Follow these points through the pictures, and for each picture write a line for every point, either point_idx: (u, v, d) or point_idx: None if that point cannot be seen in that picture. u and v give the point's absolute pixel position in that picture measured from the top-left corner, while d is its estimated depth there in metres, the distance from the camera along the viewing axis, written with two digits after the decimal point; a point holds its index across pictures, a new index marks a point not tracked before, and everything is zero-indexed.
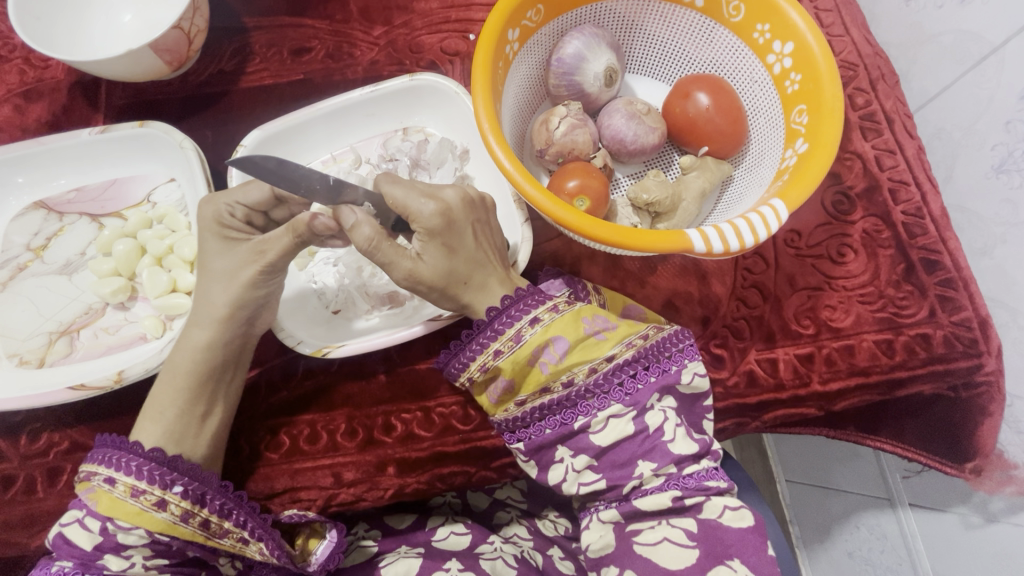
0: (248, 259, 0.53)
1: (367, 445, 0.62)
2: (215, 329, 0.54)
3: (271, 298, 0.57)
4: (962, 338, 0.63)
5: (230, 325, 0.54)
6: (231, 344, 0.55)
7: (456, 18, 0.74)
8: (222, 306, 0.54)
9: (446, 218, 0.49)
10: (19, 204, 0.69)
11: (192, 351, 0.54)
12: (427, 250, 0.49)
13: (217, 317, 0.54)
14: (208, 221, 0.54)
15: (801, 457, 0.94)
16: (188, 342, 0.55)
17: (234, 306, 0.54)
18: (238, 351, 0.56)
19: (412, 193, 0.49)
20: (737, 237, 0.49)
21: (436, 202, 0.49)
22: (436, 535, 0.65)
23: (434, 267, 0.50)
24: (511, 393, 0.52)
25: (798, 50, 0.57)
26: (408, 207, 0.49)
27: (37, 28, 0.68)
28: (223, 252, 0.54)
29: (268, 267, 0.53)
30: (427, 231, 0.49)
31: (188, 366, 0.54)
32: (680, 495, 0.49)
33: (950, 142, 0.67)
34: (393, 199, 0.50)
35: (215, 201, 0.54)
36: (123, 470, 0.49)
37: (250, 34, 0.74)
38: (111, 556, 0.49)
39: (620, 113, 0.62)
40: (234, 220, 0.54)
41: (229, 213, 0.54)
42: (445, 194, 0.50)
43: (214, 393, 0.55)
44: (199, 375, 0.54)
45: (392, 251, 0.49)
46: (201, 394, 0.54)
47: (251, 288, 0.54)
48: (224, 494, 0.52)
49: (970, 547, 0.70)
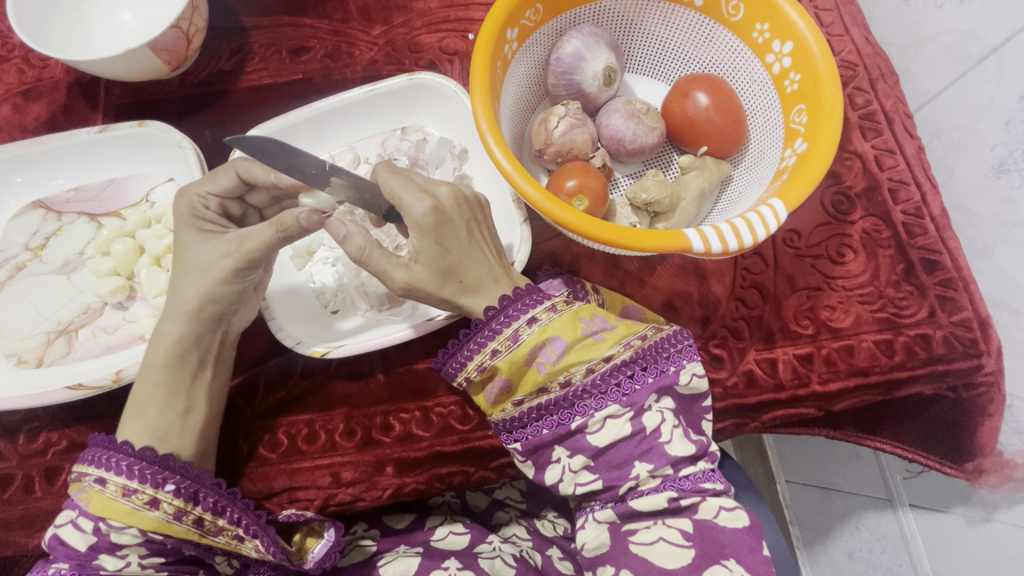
0: (223, 254, 0.52)
1: (365, 445, 0.61)
2: (184, 324, 0.53)
3: (245, 294, 0.56)
4: (963, 339, 0.62)
5: (200, 319, 0.54)
6: (204, 339, 0.55)
7: (455, 17, 0.74)
8: (191, 300, 0.53)
9: (440, 214, 0.49)
10: (18, 204, 0.69)
11: (165, 346, 0.54)
12: (420, 249, 0.49)
13: (186, 311, 0.53)
14: (184, 214, 0.55)
15: (801, 457, 0.93)
16: (161, 336, 0.54)
17: (204, 300, 0.53)
18: (213, 347, 0.56)
19: (406, 189, 0.49)
20: (736, 237, 0.49)
21: (428, 200, 0.49)
22: (434, 534, 0.65)
23: (427, 267, 0.49)
24: (508, 393, 0.52)
25: (798, 50, 0.57)
26: (402, 203, 0.49)
27: (35, 27, 0.67)
28: (198, 247, 0.54)
29: (246, 260, 0.52)
30: (419, 228, 0.49)
31: (161, 360, 0.54)
32: (676, 496, 0.49)
33: (949, 142, 0.67)
34: (389, 192, 0.49)
35: (188, 195, 0.55)
36: (114, 470, 0.49)
37: (249, 34, 0.74)
38: (106, 556, 0.49)
39: (618, 113, 0.62)
40: (208, 212, 0.55)
41: (204, 205, 0.55)
42: (439, 191, 0.50)
43: (192, 389, 0.55)
44: (173, 368, 0.54)
45: (385, 259, 0.50)
46: (176, 389, 0.54)
47: (225, 283, 0.53)
48: (218, 492, 0.52)
49: (971, 547, 0.70)
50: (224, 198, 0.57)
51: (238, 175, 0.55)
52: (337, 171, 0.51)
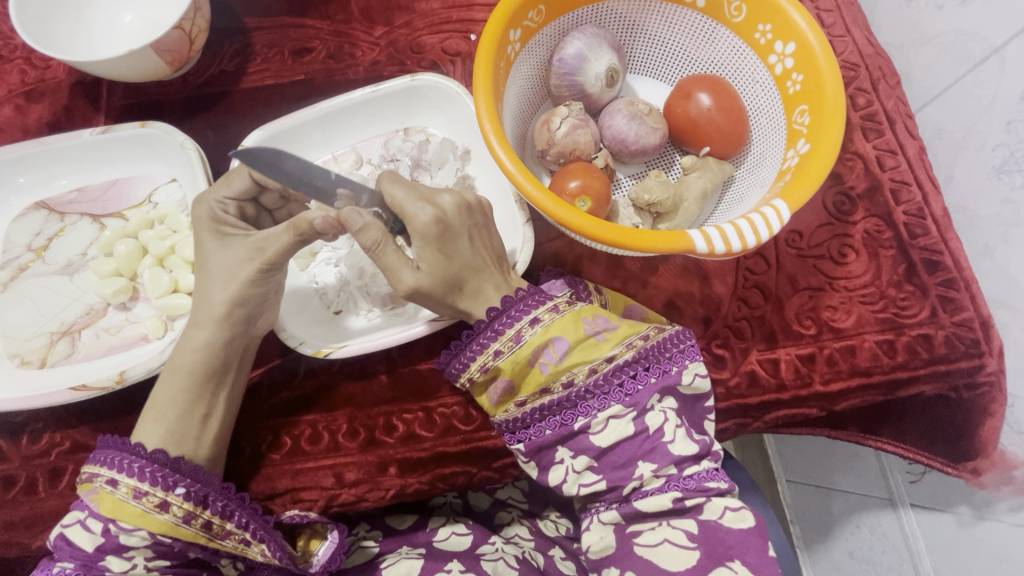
0: (245, 258, 0.53)
1: (369, 445, 0.62)
2: (211, 328, 0.54)
3: (269, 297, 0.56)
4: (964, 339, 0.63)
5: (229, 323, 0.54)
6: (229, 344, 0.55)
7: (457, 18, 0.74)
8: (219, 305, 0.54)
9: (442, 224, 0.49)
10: (21, 205, 0.69)
11: (193, 352, 0.54)
12: (422, 258, 0.50)
13: (215, 316, 0.54)
14: (202, 220, 0.55)
15: (802, 457, 0.94)
16: (188, 341, 0.55)
17: (232, 303, 0.54)
18: (237, 352, 0.56)
19: (409, 197, 0.49)
20: (739, 238, 0.49)
21: (431, 209, 0.49)
22: (437, 535, 0.65)
23: (429, 275, 0.50)
24: (511, 394, 0.52)
25: (800, 51, 0.57)
26: (405, 211, 0.49)
27: (38, 28, 0.67)
28: (218, 252, 0.54)
29: (268, 264, 0.53)
30: (421, 237, 0.49)
31: (188, 365, 0.54)
32: (681, 496, 0.49)
33: (951, 142, 0.67)
34: (393, 199, 0.50)
35: (206, 200, 0.55)
36: (125, 471, 0.49)
37: (251, 34, 0.74)
38: (112, 557, 0.49)
39: (621, 114, 0.62)
40: (227, 216, 0.55)
41: (221, 209, 0.55)
42: (441, 200, 0.50)
43: (215, 393, 0.55)
44: (200, 373, 0.54)
45: (395, 257, 0.50)
46: (198, 394, 0.54)
47: (249, 286, 0.53)
48: (227, 496, 0.52)
49: (972, 547, 0.70)
50: (240, 201, 0.57)
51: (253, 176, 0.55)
52: (343, 183, 0.50)
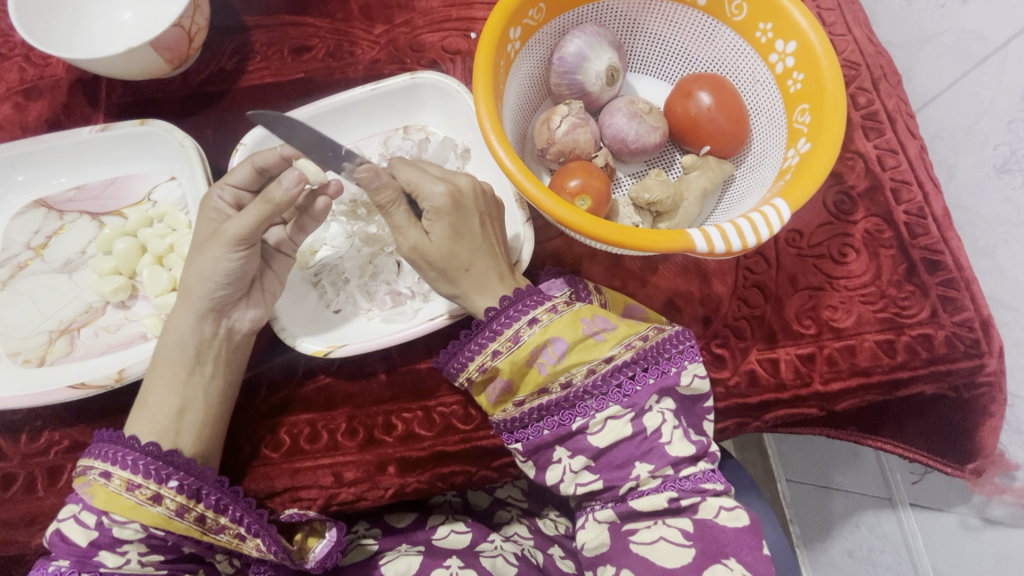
0: (212, 237, 0.54)
1: (367, 445, 0.61)
2: (183, 313, 0.55)
3: (239, 287, 0.56)
4: (964, 339, 0.63)
5: (192, 306, 0.55)
6: (201, 333, 0.55)
7: (457, 16, 0.74)
8: (189, 280, 0.54)
9: (455, 199, 0.50)
10: (19, 203, 0.69)
11: (173, 337, 0.55)
12: (433, 229, 0.50)
13: (185, 291, 0.55)
14: (202, 208, 0.56)
15: (801, 456, 0.94)
16: (169, 326, 0.56)
17: (196, 278, 0.54)
18: (211, 342, 0.56)
19: (425, 176, 0.51)
20: (739, 237, 0.49)
21: (446, 184, 0.50)
22: (435, 534, 0.65)
23: (438, 247, 0.51)
24: (510, 393, 0.52)
25: (802, 51, 0.56)
26: (419, 186, 0.50)
27: (37, 26, 0.67)
28: (204, 238, 0.55)
29: (239, 239, 0.53)
30: (435, 211, 0.50)
31: (166, 352, 0.55)
32: (676, 496, 0.49)
33: (951, 142, 0.67)
34: (408, 180, 0.51)
35: (209, 188, 0.56)
36: (118, 464, 0.49)
37: (250, 32, 0.74)
38: (106, 553, 0.49)
39: (620, 112, 0.62)
40: (223, 203, 0.55)
41: (218, 198, 0.55)
42: (458, 180, 0.52)
43: (187, 384, 0.55)
44: (174, 360, 0.55)
45: (404, 216, 0.51)
46: (174, 383, 0.54)
47: (212, 262, 0.53)
48: (221, 490, 0.52)
49: (974, 547, 0.70)
50: (240, 191, 0.56)
51: (253, 167, 0.55)
52: (349, 158, 0.52)
